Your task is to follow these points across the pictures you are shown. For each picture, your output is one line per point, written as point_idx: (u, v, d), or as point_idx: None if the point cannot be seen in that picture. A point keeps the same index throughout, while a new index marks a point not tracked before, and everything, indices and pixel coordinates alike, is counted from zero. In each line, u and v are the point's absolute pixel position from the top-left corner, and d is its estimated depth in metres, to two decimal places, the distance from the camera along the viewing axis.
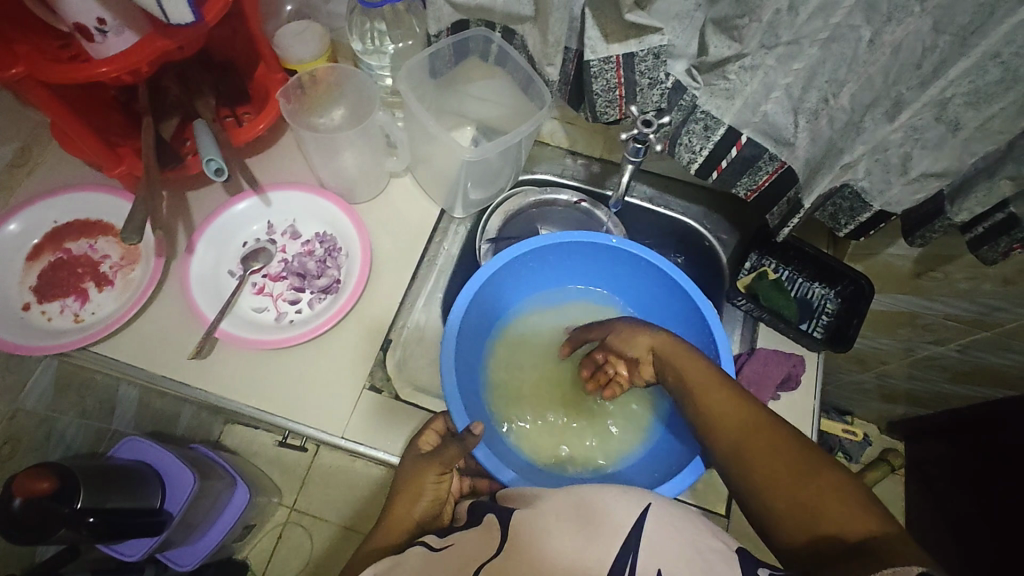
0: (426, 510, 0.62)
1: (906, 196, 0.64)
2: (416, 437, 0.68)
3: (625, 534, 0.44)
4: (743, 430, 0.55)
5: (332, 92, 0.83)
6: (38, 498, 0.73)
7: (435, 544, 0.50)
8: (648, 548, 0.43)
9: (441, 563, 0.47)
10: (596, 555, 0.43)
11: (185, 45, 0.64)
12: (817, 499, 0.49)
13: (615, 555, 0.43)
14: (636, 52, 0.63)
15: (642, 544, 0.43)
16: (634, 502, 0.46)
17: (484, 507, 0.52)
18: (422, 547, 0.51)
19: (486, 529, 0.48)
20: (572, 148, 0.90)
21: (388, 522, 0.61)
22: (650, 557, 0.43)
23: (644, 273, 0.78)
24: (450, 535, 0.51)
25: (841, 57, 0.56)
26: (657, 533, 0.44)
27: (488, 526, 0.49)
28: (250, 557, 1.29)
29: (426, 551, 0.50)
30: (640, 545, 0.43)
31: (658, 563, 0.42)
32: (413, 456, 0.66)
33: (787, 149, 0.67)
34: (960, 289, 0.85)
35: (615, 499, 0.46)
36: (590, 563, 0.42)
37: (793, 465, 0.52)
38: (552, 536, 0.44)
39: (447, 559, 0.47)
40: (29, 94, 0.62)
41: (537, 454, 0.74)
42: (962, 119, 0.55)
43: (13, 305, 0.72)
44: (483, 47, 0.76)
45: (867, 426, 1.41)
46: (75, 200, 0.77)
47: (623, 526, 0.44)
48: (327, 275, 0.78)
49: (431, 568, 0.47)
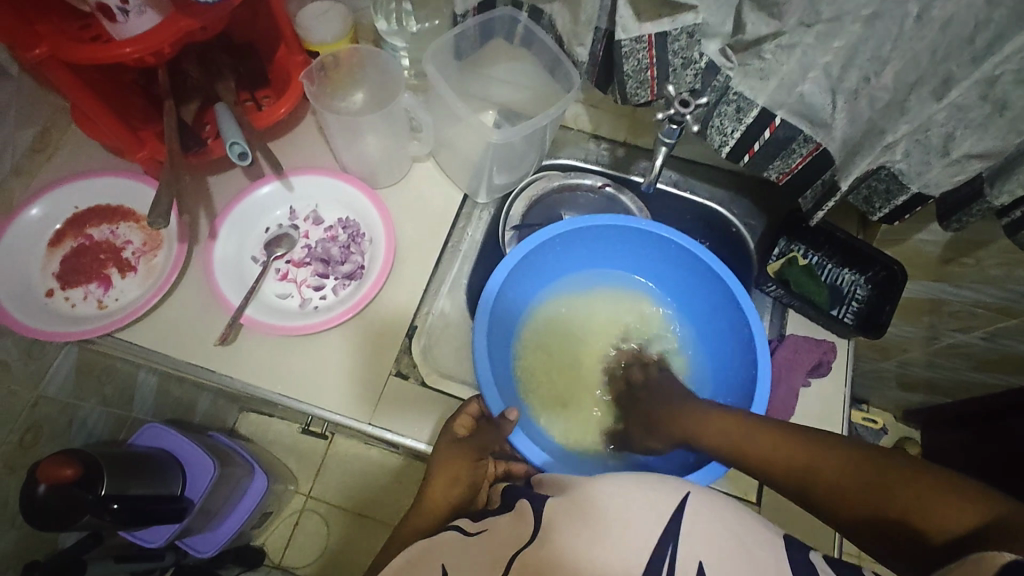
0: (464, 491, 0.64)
1: (945, 177, 0.63)
2: (450, 420, 0.68)
3: (665, 523, 0.42)
4: (782, 453, 0.56)
5: (354, 74, 0.81)
6: (63, 484, 0.72)
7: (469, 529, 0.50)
8: (686, 538, 0.41)
9: (474, 547, 0.47)
10: (635, 547, 0.41)
11: (208, 26, 0.63)
12: (873, 488, 0.49)
13: (651, 549, 0.41)
14: (670, 31, 0.61)
15: (680, 534, 0.42)
16: (673, 492, 0.44)
17: (517, 492, 0.51)
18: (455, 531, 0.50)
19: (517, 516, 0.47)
20: (595, 132, 0.88)
21: (426, 501, 0.63)
22: (688, 550, 0.41)
23: (674, 256, 0.78)
24: (484, 520, 0.50)
25: (885, 33, 0.55)
26: (698, 523, 0.42)
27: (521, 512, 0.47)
28: (267, 544, 1.29)
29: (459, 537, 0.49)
30: (679, 535, 0.41)
31: (698, 553, 0.41)
32: (449, 440, 0.66)
33: (824, 131, 0.66)
34: (991, 276, 0.83)
35: (655, 487, 0.44)
36: (630, 558, 0.40)
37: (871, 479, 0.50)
38: (580, 518, 0.43)
39: (478, 546, 0.47)
40: (51, 76, 0.61)
41: (569, 439, 0.75)
42: (1011, 97, 0.53)
43: (37, 292, 0.71)
44: (508, 28, 0.74)
45: (885, 415, 1.40)
46: (96, 186, 0.76)
47: (661, 517, 0.42)
48: (351, 261, 0.77)
49: (466, 550, 0.47)
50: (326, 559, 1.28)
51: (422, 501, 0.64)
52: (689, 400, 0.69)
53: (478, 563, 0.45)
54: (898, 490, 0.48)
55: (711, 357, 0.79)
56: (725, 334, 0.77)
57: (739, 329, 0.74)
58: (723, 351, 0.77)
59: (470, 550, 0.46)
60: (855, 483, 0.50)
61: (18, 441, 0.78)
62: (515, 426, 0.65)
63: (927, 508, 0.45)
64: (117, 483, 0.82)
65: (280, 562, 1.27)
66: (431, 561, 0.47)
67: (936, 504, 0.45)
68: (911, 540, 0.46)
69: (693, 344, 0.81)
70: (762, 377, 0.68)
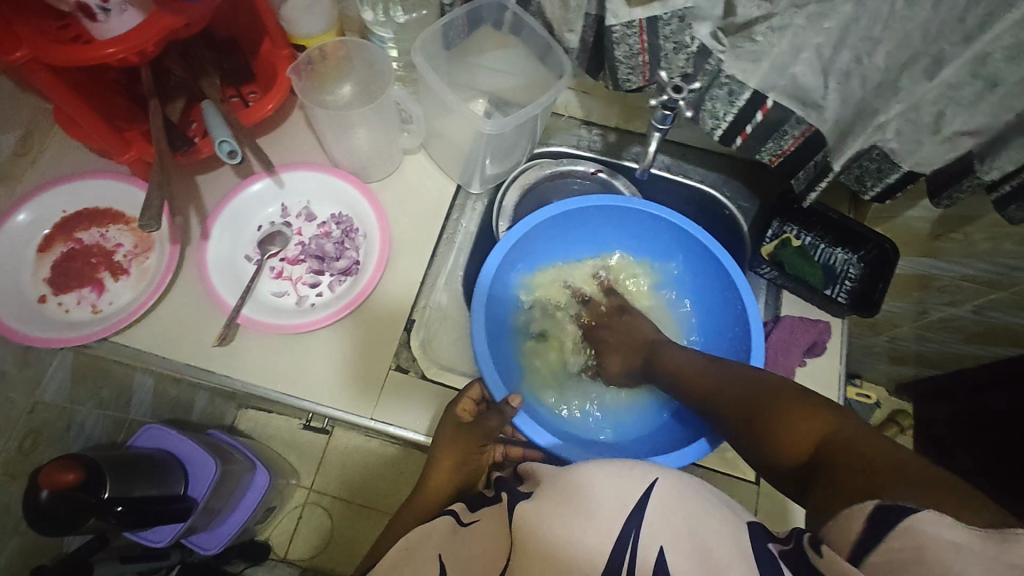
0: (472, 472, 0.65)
1: (937, 155, 0.63)
2: (453, 404, 0.68)
3: (626, 513, 0.40)
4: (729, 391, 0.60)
5: (342, 66, 0.80)
6: (64, 490, 0.71)
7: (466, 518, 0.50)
8: (648, 525, 0.39)
9: (474, 538, 0.47)
10: (597, 534, 0.39)
11: (192, 23, 0.61)
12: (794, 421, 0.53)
13: (612, 538, 0.39)
14: (660, 15, 0.59)
15: (643, 522, 0.39)
16: (639, 476, 0.42)
17: (512, 480, 0.51)
18: (453, 522, 0.51)
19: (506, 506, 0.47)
20: (587, 118, 0.88)
21: (431, 482, 0.65)
22: (650, 536, 0.39)
23: (668, 234, 0.79)
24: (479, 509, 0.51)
25: (875, 13, 0.54)
26: (661, 511, 0.40)
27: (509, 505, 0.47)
28: (272, 538, 1.28)
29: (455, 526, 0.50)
30: (641, 524, 0.39)
31: (659, 538, 0.39)
32: (453, 424, 0.67)
33: (816, 112, 0.65)
34: (979, 249, 0.84)
35: (625, 473, 0.42)
36: (590, 553, 0.38)
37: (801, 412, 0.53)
38: (546, 511, 0.41)
39: (478, 535, 0.47)
40: (32, 78, 0.60)
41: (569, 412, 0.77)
42: (1001, 74, 0.53)
43: (29, 298, 0.70)
44: (496, 15, 0.74)
45: (877, 389, 1.42)
46: (83, 189, 0.75)
47: (629, 508, 0.40)
48: (346, 256, 0.77)
49: (466, 542, 0.47)
50: (332, 550, 1.28)
51: (426, 487, 0.64)
52: (671, 354, 0.70)
53: (471, 559, 0.45)
54: (788, 413, 0.53)
55: (709, 330, 0.80)
56: (722, 310, 0.77)
57: (734, 307, 0.74)
58: (719, 324, 0.78)
59: (470, 551, 0.45)
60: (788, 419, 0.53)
61: (16, 448, 0.77)
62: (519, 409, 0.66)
63: (805, 431, 0.52)
64: (119, 485, 0.82)
65: (287, 554, 1.28)
66: (429, 551, 0.48)
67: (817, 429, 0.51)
68: (774, 455, 0.54)
69: (690, 315, 0.82)
70: (757, 349, 0.69)
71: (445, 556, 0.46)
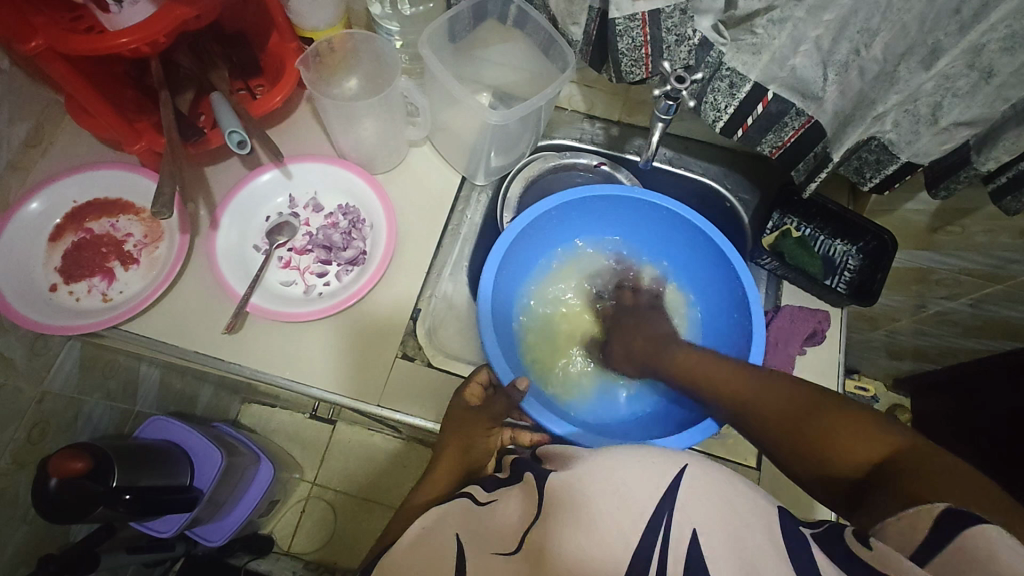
0: (477, 457, 0.67)
1: (934, 146, 0.64)
2: (460, 389, 0.69)
3: (660, 495, 0.41)
4: (766, 398, 0.58)
5: (348, 60, 0.82)
6: (74, 478, 0.72)
7: (482, 498, 0.51)
8: (682, 508, 0.40)
9: (487, 521, 0.48)
10: (628, 519, 0.40)
11: (203, 14, 0.63)
12: (838, 434, 0.51)
13: (646, 519, 0.40)
14: (663, 9, 0.61)
15: (676, 505, 0.41)
16: (670, 461, 0.43)
17: (524, 464, 0.52)
18: (468, 502, 0.52)
19: (526, 488, 0.47)
20: (589, 112, 0.90)
21: (438, 466, 0.66)
22: (684, 517, 0.40)
23: (671, 224, 0.80)
24: (496, 489, 0.52)
25: (873, 6, 0.56)
26: (698, 496, 0.41)
27: (528, 486, 0.48)
28: (275, 532, 1.29)
29: (472, 505, 0.51)
30: (673, 507, 0.40)
31: (692, 523, 0.40)
32: (461, 408, 0.68)
33: (815, 104, 0.67)
34: (976, 242, 0.85)
35: (649, 459, 0.43)
36: (626, 532, 0.40)
37: (843, 425, 0.51)
38: (577, 492, 0.42)
39: (491, 517, 0.48)
40: (47, 68, 0.61)
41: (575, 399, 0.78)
42: (997, 65, 0.54)
43: (41, 287, 0.71)
44: (501, 9, 0.76)
45: (875, 384, 1.43)
46: (93, 179, 0.76)
47: (657, 491, 0.41)
48: (353, 246, 0.78)
49: (480, 523, 0.48)
50: (335, 543, 1.28)
51: (433, 471, 0.65)
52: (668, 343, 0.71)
53: (487, 537, 0.46)
54: (836, 429, 0.51)
55: (709, 318, 0.81)
56: (723, 301, 0.78)
57: (735, 298, 0.76)
58: (720, 312, 0.79)
59: (486, 530, 0.47)
60: (834, 433, 0.51)
61: (25, 437, 0.78)
62: (526, 394, 0.67)
63: (855, 445, 0.50)
64: (127, 474, 0.82)
65: (290, 547, 1.28)
66: (446, 528, 0.48)
67: (866, 443, 0.49)
68: (834, 472, 0.51)
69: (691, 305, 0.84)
70: (757, 335, 0.71)
71: (463, 537, 0.46)
